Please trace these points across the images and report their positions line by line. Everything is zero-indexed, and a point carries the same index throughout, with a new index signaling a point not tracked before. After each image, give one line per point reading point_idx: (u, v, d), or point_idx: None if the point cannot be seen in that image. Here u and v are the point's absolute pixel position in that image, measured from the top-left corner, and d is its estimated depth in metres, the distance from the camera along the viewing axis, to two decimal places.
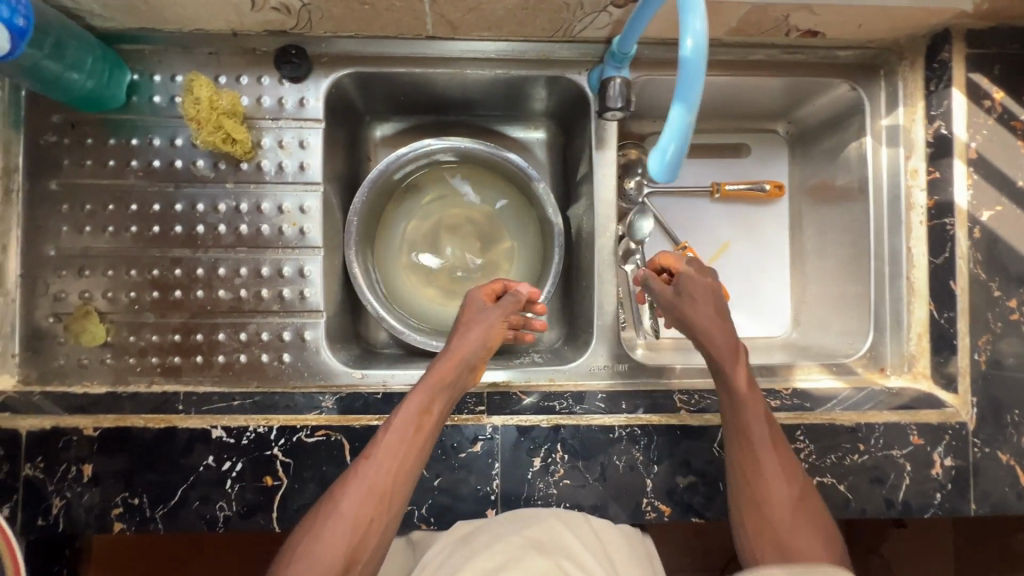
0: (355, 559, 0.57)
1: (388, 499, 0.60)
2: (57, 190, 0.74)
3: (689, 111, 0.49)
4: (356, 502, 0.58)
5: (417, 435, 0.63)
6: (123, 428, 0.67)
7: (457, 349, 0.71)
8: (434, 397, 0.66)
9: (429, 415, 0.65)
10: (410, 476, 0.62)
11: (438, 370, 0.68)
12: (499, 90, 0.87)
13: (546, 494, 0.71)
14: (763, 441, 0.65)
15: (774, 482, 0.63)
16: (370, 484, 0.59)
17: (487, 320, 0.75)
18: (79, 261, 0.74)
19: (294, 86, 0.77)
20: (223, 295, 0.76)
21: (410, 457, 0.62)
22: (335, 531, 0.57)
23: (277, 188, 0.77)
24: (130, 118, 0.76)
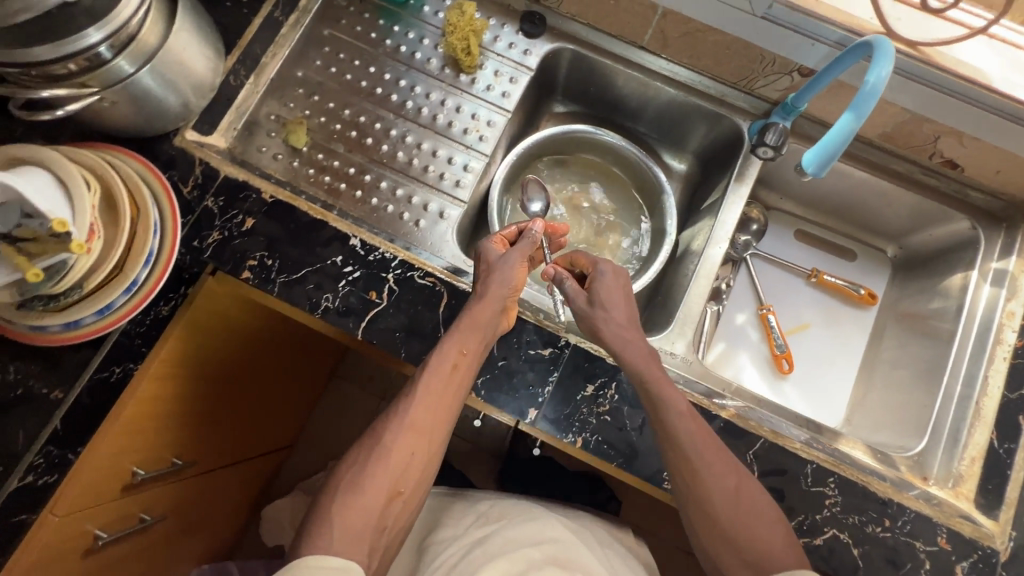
0: (398, 491, 0.69)
1: (428, 436, 0.72)
2: (327, 37, 0.97)
3: (855, 119, 0.63)
4: (401, 443, 0.70)
5: (451, 380, 0.73)
6: (290, 205, 0.82)
7: (489, 292, 0.76)
8: (466, 341, 0.74)
9: (460, 360, 0.73)
10: (448, 417, 0.73)
11: (475, 312, 0.75)
12: (669, 114, 1.04)
13: (556, 526, 0.91)
14: (709, 452, 0.69)
15: (711, 461, 0.68)
16: (411, 424, 0.71)
17: (514, 263, 0.80)
18: (316, 88, 0.95)
19: (525, 40, 0.98)
20: (401, 156, 0.92)
21: (447, 400, 0.73)
22: (381, 469, 0.68)
23: (477, 101, 0.95)
24: (401, 12, 0.98)
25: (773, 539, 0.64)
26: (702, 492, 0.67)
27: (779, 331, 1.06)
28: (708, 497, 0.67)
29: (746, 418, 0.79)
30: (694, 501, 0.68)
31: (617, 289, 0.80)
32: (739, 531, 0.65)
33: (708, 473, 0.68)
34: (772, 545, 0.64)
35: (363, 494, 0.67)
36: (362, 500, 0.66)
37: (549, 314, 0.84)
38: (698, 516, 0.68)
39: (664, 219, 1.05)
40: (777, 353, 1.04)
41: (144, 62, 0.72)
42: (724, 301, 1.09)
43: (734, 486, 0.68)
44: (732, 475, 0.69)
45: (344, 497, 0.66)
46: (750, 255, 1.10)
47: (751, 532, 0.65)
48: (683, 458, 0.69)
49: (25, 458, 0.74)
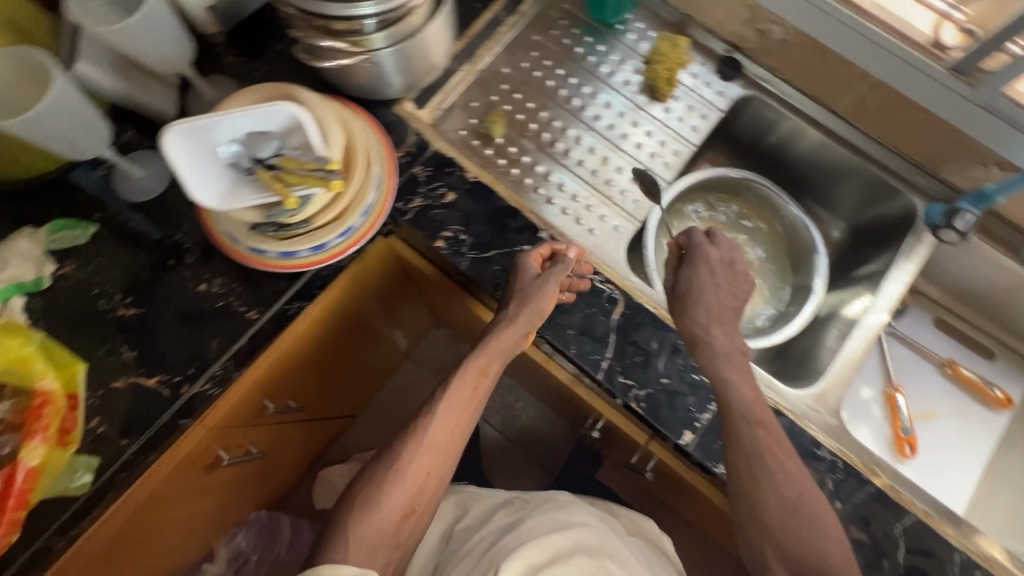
0: (413, 508, 0.74)
1: (447, 453, 0.77)
2: (536, 41, 1.02)
3: None
4: (417, 461, 0.75)
5: (471, 400, 0.79)
6: (489, 189, 0.86)
7: (513, 322, 0.78)
8: (489, 360, 0.79)
9: (482, 376, 0.79)
10: (460, 439, 0.78)
11: (501, 338, 0.79)
12: (838, 178, 1.06)
13: (586, 511, 0.96)
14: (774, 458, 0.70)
15: (779, 466, 0.70)
16: (428, 443, 0.76)
17: (549, 290, 0.77)
18: (517, 86, 0.99)
19: (721, 83, 1.02)
20: (586, 166, 0.96)
21: (463, 419, 0.78)
22: (400, 487, 0.73)
23: (666, 131, 1.00)
24: (608, 34, 1.03)
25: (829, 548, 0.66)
26: (760, 491, 0.69)
27: (906, 414, 1.04)
28: (759, 492, 0.69)
29: (895, 490, 0.79)
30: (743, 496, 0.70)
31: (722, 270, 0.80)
32: (789, 533, 0.67)
33: (769, 471, 0.69)
34: (820, 548, 0.66)
35: (381, 510, 0.72)
36: (379, 518, 0.72)
37: None
38: (746, 510, 0.69)
39: (811, 277, 1.07)
40: (902, 435, 1.03)
41: (395, 42, 0.78)
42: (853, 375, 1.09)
43: (797, 498, 0.68)
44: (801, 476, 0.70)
45: (362, 510, 0.72)
46: (886, 334, 1.11)
47: (801, 537, 0.66)
48: (746, 466, 0.70)
49: (210, 368, 0.78)
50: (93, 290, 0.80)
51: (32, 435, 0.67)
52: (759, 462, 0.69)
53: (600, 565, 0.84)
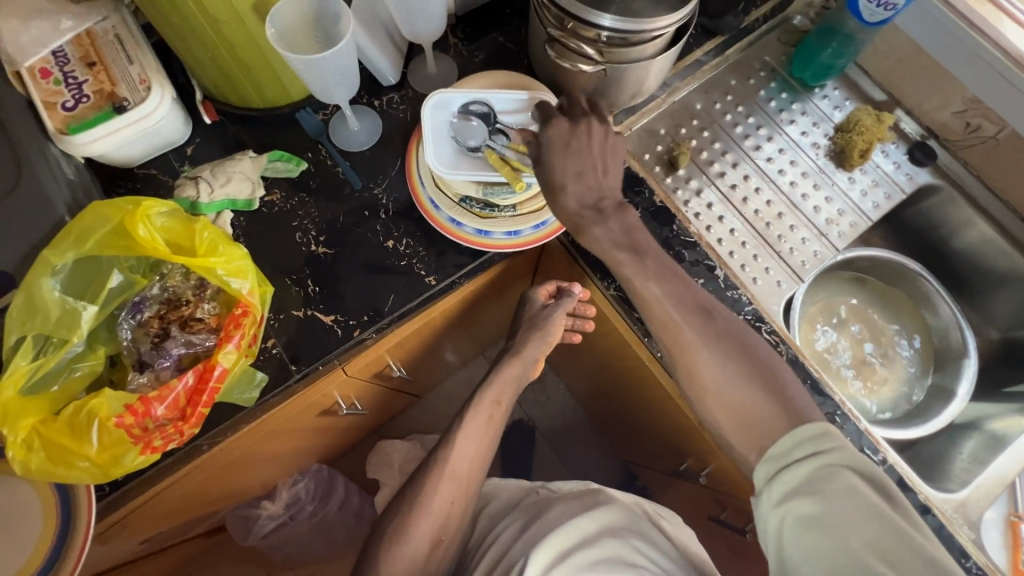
0: (438, 537, 0.87)
1: (464, 483, 0.90)
2: (733, 86, 1.04)
3: None
4: (442, 488, 0.88)
5: (487, 429, 0.93)
6: (675, 216, 0.88)
7: (524, 352, 0.95)
8: (501, 392, 0.94)
9: (494, 408, 0.93)
10: (478, 464, 0.92)
11: (507, 370, 0.95)
12: (1007, 288, 1.03)
13: (613, 498, 0.98)
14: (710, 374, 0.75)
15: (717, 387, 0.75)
16: (450, 474, 0.89)
17: (557, 319, 0.93)
18: (707, 123, 1.01)
19: (911, 166, 1.01)
20: (760, 216, 0.97)
21: (479, 448, 0.92)
22: (429, 518, 0.86)
23: (845, 200, 1.00)
24: (806, 94, 1.04)
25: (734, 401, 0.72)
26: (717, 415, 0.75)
27: None
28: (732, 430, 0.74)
29: None
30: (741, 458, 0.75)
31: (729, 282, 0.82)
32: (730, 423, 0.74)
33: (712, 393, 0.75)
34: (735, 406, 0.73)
35: (410, 540, 0.84)
36: (410, 547, 0.84)
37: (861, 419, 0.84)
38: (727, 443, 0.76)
39: (955, 379, 1.03)
40: (1022, 570, 0.96)
41: (597, 65, 0.81)
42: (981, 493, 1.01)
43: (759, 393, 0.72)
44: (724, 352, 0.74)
45: (398, 543, 0.84)
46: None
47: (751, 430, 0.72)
48: (746, 433, 0.74)
49: (380, 319, 0.81)
50: (293, 221, 0.85)
51: (229, 339, 0.70)
52: (750, 376, 0.73)
53: (628, 546, 0.86)
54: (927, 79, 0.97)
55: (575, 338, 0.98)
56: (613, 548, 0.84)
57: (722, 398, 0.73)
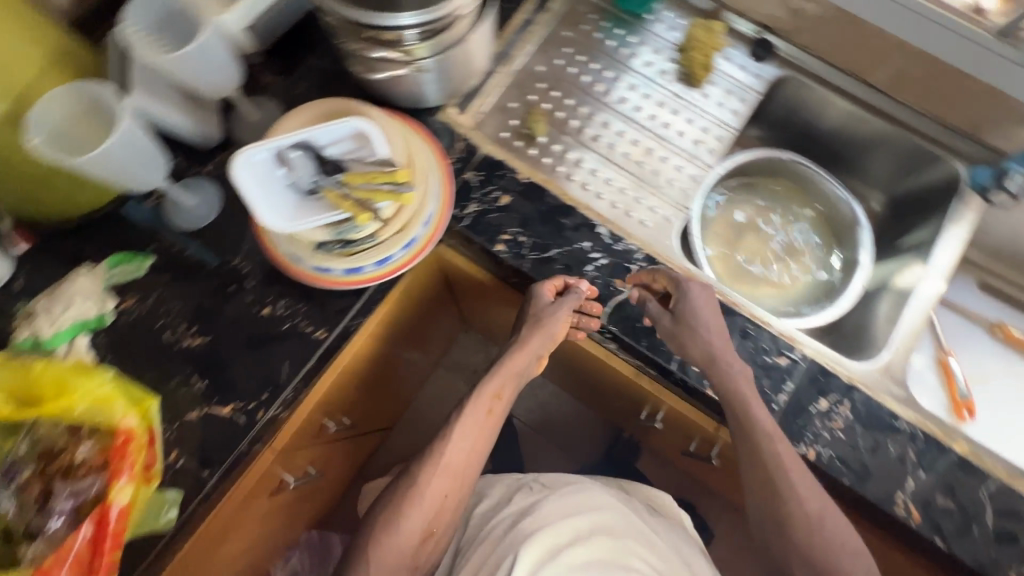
0: (430, 532, 0.80)
1: (459, 478, 0.82)
2: (567, 38, 1.01)
3: None
4: (434, 483, 0.80)
5: (489, 421, 0.84)
6: (543, 189, 0.86)
7: (527, 345, 0.84)
8: (501, 385, 0.85)
9: (496, 399, 0.85)
10: (475, 459, 0.83)
11: (512, 361, 0.85)
12: (876, 151, 1.06)
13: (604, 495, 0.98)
14: (797, 477, 0.72)
15: (793, 483, 0.72)
16: (444, 469, 0.81)
17: (560, 316, 0.79)
18: (553, 82, 0.99)
19: (756, 65, 1.03)
20: (630, 158, 0.96)
21: (481, 441, 0.83)
22: (415, 514, 0.79)
23: (704, 117, 1.01)
24: (638, 25, 1.03)
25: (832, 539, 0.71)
26: (774, 500, 0.73)
27: (962, 379, 1.04)
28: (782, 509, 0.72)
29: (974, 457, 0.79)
30: (773, 526, 0.74)
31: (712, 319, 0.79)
32: (788, 516, 0.72)
33: (784, 490, 0.72)
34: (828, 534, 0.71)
35: (394, 535, 0.78)
36: (396, 542, 0.78)
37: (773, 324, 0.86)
38: (765, 515, 0.74)
39: (857, 250, 1.07)
40: (960, 399, 1.03)
41: (400, 67, 0.78)
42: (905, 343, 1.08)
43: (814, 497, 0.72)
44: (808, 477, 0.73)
45: (379, 541, 0.78)
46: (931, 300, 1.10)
47: (810, 529, 0.71)
48: (777, 509, 0.73)
49: (279, 392, 0.76)
50: (158, 322, 0.79)
51: (118, 474, 0.65)
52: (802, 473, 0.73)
53: (621, 549, 0.89)
54: None
55: (582, 337, 0.84)
56: (603, 549, 0.88)
57: (787, 510, 0.72)
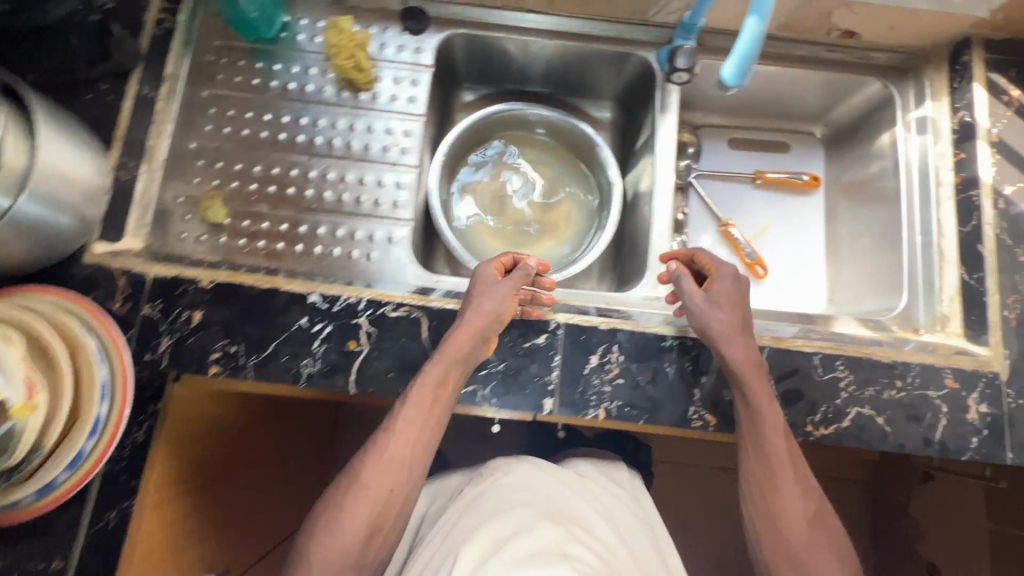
0: (378, 527, 0.69)
1: (403, 471, 0.70)
2: (208, 98, 0.89)
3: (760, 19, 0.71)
4: (378, 475, 0.69)
5: (437, 401, 0.71)
6: (233, 284, 0.76)
7: (469, 322, 0.72)
8: (448, 369, 0.71)
9: (444, 378, 0.72)
10: (425, 447, 0.72)
11: (454, 340, 0.72)
12: (576, 67, 1.02)
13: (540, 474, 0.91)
14: (767, 406, 0.71)
15: (774, 436, 0.70)
16: (385, 460, 0.70)
17: (503, 292, 0.74)
18: (215, 154, 0.88)
19: (413, 38, 0.93)
20: (329, 196, 0.88)
21: (427, 429, 0.71)
22: (351, 514, 0.68)
23: (387, 116, 0.90)
24: (276, 50, 0.92)
25: (797, 514, 0.69)
26: (773, 457, 0.70)
27: (745, 240, 1.08)
28: (769, 463, 0.70)
29: (746, 334, 0.81)
30: (756, 479, 0.71)
31: (723, 302, 0.75)
32: (778, 476, 0.70)
33: (773, 442, 0.70)
34: (795, 496, 0.70)
35: (338, 538, 0.67)
36: (339, 544, 0.67)
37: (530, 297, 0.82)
38: (755, 471, 0.71)
39: (606, 169, 1.04)
40: (749, 261, 1.07)
41: None
42: (685, 231, 1.10)
43: (800, 470, 0.71)
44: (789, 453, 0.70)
45: (315, 552, 0.68)
46: (695, 178, 1.12)
47: (780, 492, 0.70)
48: (762, 470, 0.71)
49: None
50: None
51: None
52: (795, 456, 0.71)
53: (564, 534, 0.79)
54: None
55: (536, 315, 0.78)
56: (546, 539, 0.77)
57: (791, 490, 0.70)
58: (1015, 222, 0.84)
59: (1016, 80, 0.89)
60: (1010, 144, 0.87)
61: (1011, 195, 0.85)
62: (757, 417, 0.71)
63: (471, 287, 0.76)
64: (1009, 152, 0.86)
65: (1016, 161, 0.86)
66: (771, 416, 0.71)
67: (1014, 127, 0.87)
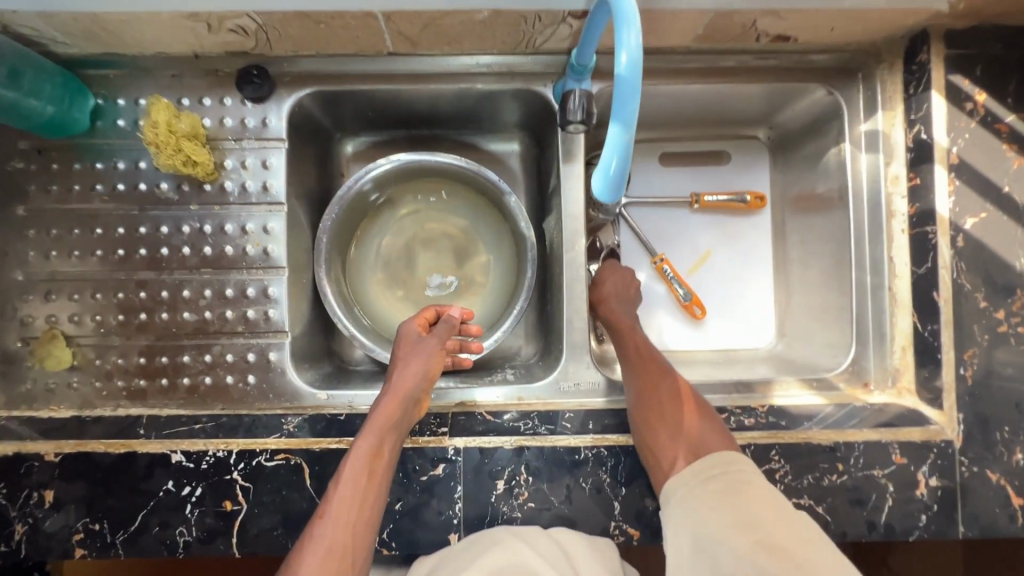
0: None
1: (351, 557, 0.60)
2: (24, 217, 0.75)
3: (626, 128, 0.48)
4: (318, 565, 0.58)
5: (376, 470, 0.64)
6: (84, 454, 0.68)
7: (397, 386, 0.70)
8: (382, 439, 0.66)
9: (382, 449, 0.65)
10: (367, 530, 0.62)
11: (382, 412, 0.67)
12: (466, 105, 0.86)
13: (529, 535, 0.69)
14: (659, 368, 0.75)
15: (671, 390, 0.72)
16: (326, 548, 0.59)
17: (431, 349, 0.75)
18: (47, 285, 0.75)
19: (257, 107, 0.78)
20: (188, 316, 0.76)
21: (365, 510, 0.62)
22: None
23: (242, 210, 0.77)
24: (96, 143, 0.76)
25: (710, 431, 0.68)
26: (663, 403, 0.71)
27: (679, 277, 0.95)
28: (665, 410, 0.70)
29: None
30: (654, 424, 0.69)
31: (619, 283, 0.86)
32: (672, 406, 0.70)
33: (665, 388, 0.72)
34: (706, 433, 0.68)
35: None
36: None
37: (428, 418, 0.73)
38: (649, 412, 0.70)
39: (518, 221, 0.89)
40: (685, 302, 0.95)
41: None
42: None
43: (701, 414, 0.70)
44: (710, 424, 0.69)
45: None
46: (624, 207, 0.95)
47: (685, 423, 0.68)
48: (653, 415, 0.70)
49: None
50: None
51: None
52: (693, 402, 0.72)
53: None
54: (143, 31, 0.69)
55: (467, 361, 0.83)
56: None
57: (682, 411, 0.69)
58: (976, 262, 0.72)
59: (983, 81, 0.73)
60: (972, 165, 0.73)
61: (972, 230, 0.73)
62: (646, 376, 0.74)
63: (395, 354, 0.75)
64: (972, 176, 0.73)
65: (979, 186, 0.73)
66: (654, 368, 0.75)
67: (977, 143, 0.73)
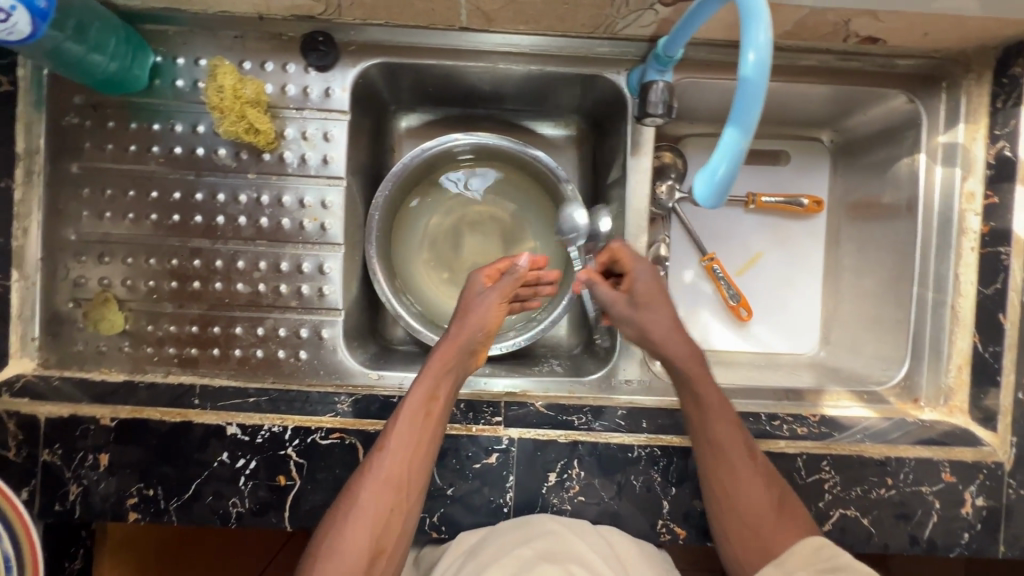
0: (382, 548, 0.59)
1: (406, 490, 0.61)
2: (78, 175, 0.73)
3: (743, 132, 0.50)
4: (374, 493, 0.60)
5: (433, 412, 0.64)
6: (139, 420, 0.67)
7: (456, 334, 0.68)
8: (439, 382, 0.66)
9: (440, 393, 0.65)
10: (425, 465, 0.63)
11: (440, 353, 0.67)
12: (531, 87, 0.83)
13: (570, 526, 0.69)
14: (731, 440, 0.65)
15: (738, 468, 0.64)
16: (383, 478, 0.60)
17: (492, 302, 0.70)
18: (100, 246, 0.74)
19: (320, 75, 0.75)
20: (242, 287, 0.76)
21: (422, 449, 0.62)
22: (359, 526, 0.58)
23: (300, 182, 0.75)
24: (153, 102, 0.74)
25: (783, 526, 0.62)
26: (727, 485, 0.64)
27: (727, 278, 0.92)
28: (728, 492, 0.64)
29: None
30: (720, 511, 0.64)
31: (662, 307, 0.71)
32: (741, 490, 0.64)
33: (732, 468, 0.64)
34: (777, 530, 0.62)
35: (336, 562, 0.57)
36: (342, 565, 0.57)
37: (482, 406, 0.73)
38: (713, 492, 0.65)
39: None
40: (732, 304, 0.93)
41: None
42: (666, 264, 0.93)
43: (774, 499, 0.64)
44: (778, 515, 0.63)
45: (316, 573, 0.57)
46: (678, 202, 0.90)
47: (755, 515, 0.63)
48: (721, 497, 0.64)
49: None
50: None
51: None
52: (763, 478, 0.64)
53: None
54: None
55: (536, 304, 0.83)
56: None
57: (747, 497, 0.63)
58: None
59: None
60: None
61: None
62: (714, 451, 0.65)
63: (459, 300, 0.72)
64: None
65: None
66: (725, 440, 0.65)
67: None
